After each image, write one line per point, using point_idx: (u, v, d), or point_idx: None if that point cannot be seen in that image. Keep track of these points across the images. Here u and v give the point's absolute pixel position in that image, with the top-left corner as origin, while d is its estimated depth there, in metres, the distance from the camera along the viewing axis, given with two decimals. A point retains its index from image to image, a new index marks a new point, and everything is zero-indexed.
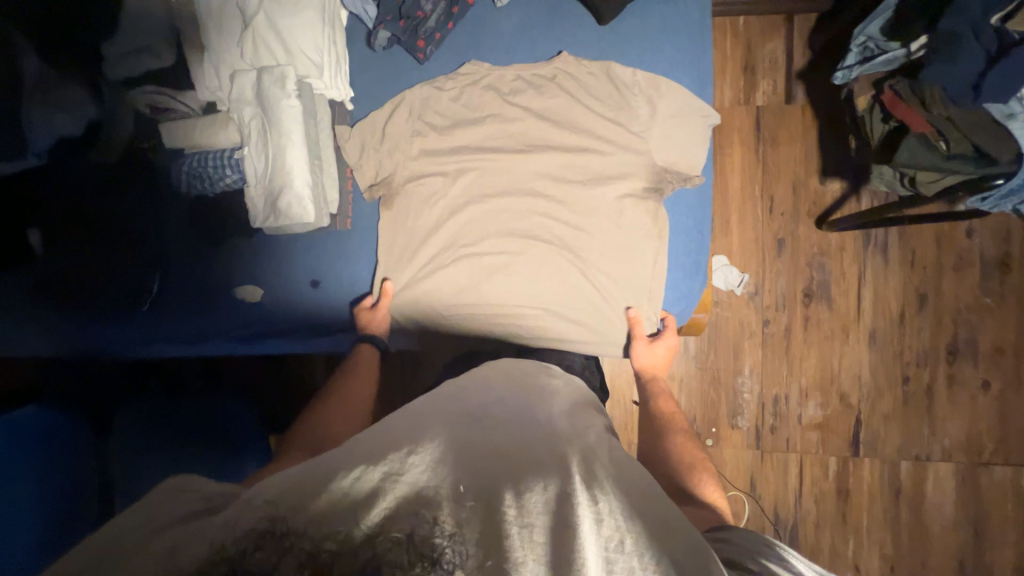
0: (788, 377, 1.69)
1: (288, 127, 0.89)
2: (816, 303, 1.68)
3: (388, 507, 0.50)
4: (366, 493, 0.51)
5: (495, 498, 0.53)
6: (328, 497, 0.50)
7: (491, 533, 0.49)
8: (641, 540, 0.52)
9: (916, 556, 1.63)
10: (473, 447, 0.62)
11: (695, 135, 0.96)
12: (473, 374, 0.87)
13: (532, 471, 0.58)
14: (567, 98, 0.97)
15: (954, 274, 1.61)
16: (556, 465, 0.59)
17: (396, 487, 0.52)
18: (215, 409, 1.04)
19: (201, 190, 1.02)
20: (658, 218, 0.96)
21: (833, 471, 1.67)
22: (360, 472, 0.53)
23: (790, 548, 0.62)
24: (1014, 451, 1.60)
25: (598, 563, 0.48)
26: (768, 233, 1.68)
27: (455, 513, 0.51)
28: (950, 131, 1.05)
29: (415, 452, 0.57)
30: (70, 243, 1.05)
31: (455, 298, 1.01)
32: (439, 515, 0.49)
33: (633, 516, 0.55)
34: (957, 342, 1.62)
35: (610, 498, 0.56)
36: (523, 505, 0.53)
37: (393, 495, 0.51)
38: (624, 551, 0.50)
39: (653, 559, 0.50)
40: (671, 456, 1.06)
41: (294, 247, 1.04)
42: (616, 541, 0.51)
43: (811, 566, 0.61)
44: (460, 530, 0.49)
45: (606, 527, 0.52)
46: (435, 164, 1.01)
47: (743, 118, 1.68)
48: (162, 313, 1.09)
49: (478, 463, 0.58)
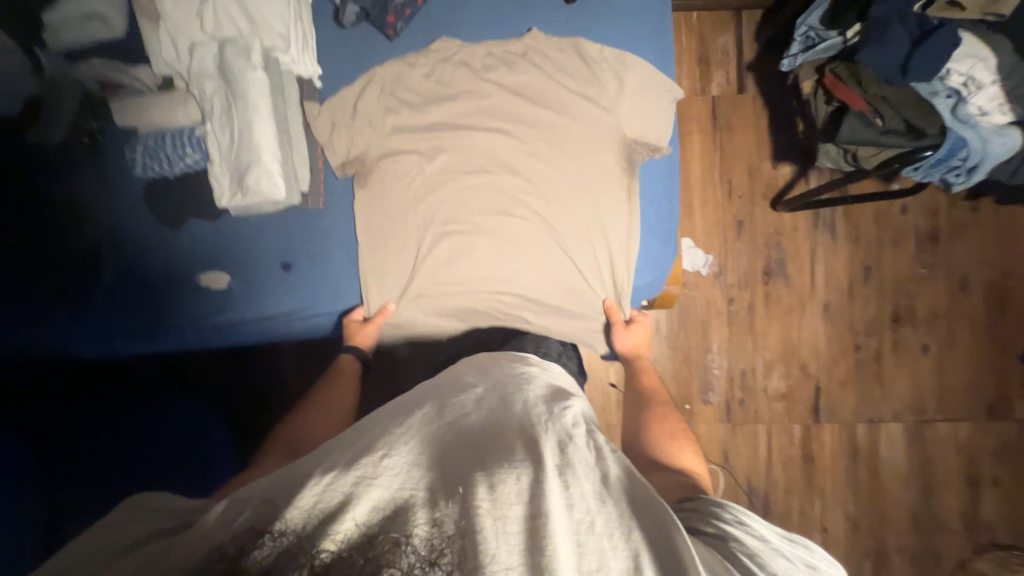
0: (753, 351, 1.78)
1: (254, 99, 0.87)
2: (775, 279, 1.78)
3: (365, 513, 0.56)
4: (342, 501, 0.57)
5: (467, 493, 0.59)
6: (301, 508, 0.56)
7: (465, 526, 0.56)
8: (611, 522, 0.59)
9: (874, 512, 1.74)
10: (448, 444, 0.67)
11: (661, 108, 1.00)
12: (450, 369, 0.92)
13: (501, 461, 0.63)
14: (538, 73, 1.00)
15: (893, 248, 1.76)
16: (523, 454, 0.64)
17: (371, 491, 0.58)
18: (181, 417, 0.97)
19: (157, 171, 0.97)
20: (631, 188, 1.00)
21: (798, 438, 1.77)
22: (330, 480, 0.58)
23: (746, 511, 0.69)
24: (953, 408, 1.75)
25: (570, 551, 0.55)
26: (729, 215, 1.78)
27: (427, 512, 0.58)
28: (885, 109, 1.13)
29: (388, 455, 0.63)
30: (12, 242, 0.98)
31: (434, 275, 1.01)
32: (416, 516, 0.57)
33: (604, 497, 0.62)
34: (898, 310, 1.76)
35: (582, 482, 0.62)
36: (495, 497, 0.58)
37: (370, 500, 0.57)
38: (593, 532, 0.58)
39: (622, 538, 0.58)
40: (650, 431, 1.06)
41: (263, 228, 0.99)
42: (588, 524, 0.58)
43: (765, 525, 0.67)
44: (437, 524, 0.56)
45: (577, 511, 0.59)
46: (409, 140, 1.00)
47: (701, 107, 1.78)
48: (114, 304, 1.01)
49: (451, 461, 0.64)
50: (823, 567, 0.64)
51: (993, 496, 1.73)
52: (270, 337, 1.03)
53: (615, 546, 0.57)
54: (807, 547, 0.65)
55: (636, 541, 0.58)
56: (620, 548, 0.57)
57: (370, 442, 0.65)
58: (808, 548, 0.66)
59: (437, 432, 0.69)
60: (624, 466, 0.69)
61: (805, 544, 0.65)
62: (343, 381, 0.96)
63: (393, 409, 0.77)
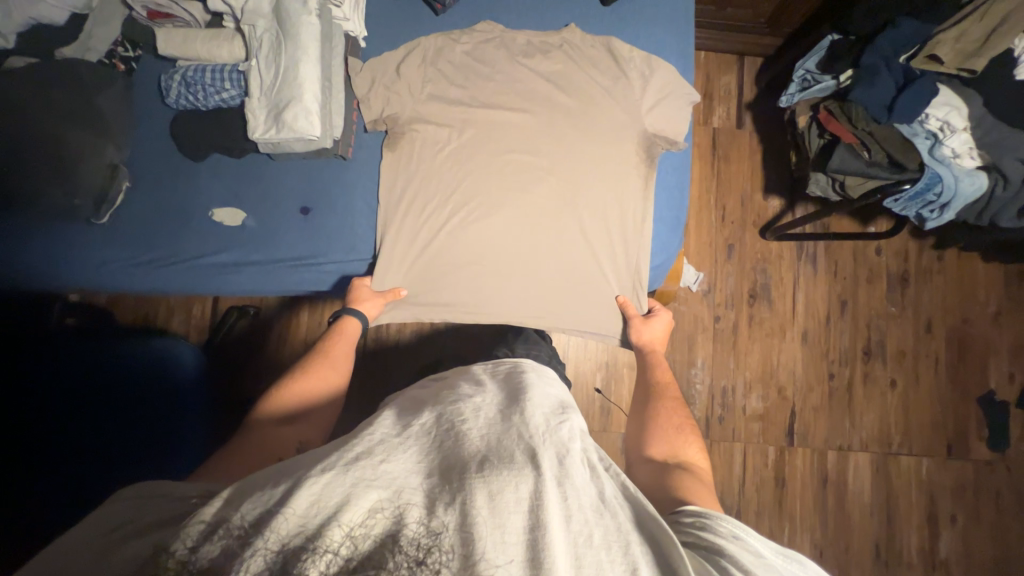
0: (735, 370, 1.84)
1: (305, 42, 0.91)
2: (759, 303, 1.87)
3: (359, 522, 0.48)
4: (338, 506, 0.49)
5: (463, 496, 0.51)
6: (299, 505, 0.49)
7: (464, 537, 0.48)
8: (609, 535, 0.53)
9: (840, 541, 1.77)
10: (445, 446, 0.59)
11: (681, 109, 1.08)
12: (452, 369, 0.87)
13: (499, 465, 0.55)
14: (570, 64, 1.07)
15: (867, 285, 1.89)
16: (525, 460, 0.56)
17: (367, 495, 0.50)
18: (172, 416, 1.02)
19: (191, 102, 0.98)
20: (648, 178, 1.05)
21: (772, 460, 1.80)
22: (327, 480, 0.50)
23: (744, 526, 0.61)
24: (915, 443, 1.83)
25: (567, 565, 0.49)
26: (720, 238, 1.88)
27: (425, 516, 0.50)
28: (871, 144, 1.26)
29: (386, 457, 0.55)
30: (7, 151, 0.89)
31: (449, 236, 1.03)
32: (414, 525, 0.49)
33: (604, 510, 0.56)
34: (870, 344, 1.87)
35: (582, 495, 0.56)
36: (494, 505, 0.51)
37: (366, 505, 0.49)
38: (592, 546, 0.52)
39: (620, 553, 0.52)
40: (653, 415, 0.95)
41: (289, 170, 1.01)
42: (585, 537, 0.52)
43: (762, 541, 0.60)
44: (437, 534, 0.49)
45: (575, 522, 0.53)
46: (442, 107, 1.05)
47: (702, 135, 1.91)
48: (121, 230, 1.02)
49: (449, 464, 0.56)
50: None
51: (950, 533, 1.79)
52: (274, 282, 1.02)
53: (613, 560, 0.52)
54: (803, 563, 0.58)
55: (634, 556, 0.52)
56: (617, 560, 0.52)
57: (361, 440, 0.57)
58: (803, 563, 0.59)
59: (433, 433, 0.61)
60: (625, 484, 0.62)
61: (800, 560, 0.58)
62: (343, 347, 0.95)
63: (388, 407, 0.69)
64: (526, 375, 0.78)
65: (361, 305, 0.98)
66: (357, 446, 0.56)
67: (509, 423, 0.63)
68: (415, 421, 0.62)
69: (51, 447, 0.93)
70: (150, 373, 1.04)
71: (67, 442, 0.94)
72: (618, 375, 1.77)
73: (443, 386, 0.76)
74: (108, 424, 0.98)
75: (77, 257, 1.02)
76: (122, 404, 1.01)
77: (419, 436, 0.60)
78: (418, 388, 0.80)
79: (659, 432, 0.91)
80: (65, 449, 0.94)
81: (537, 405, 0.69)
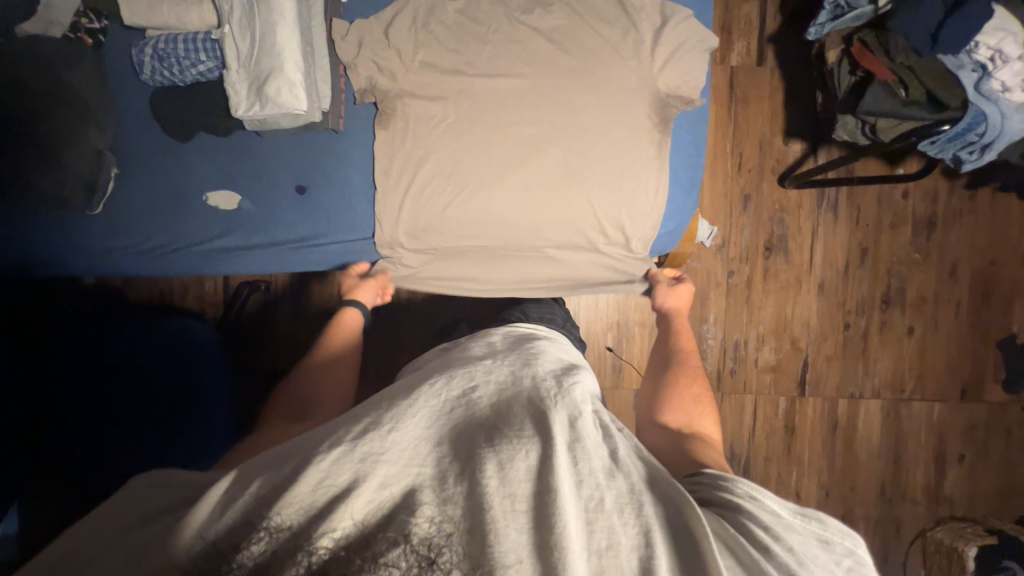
0: (748, 324, 1.82)
1: (279, 2, 0.82)
2: (775, 255, 1.81)
3: (368, 499, 0.50)
4: (347, 484, 0.51)
5: (474, 469, 0.54)
6: (308, 485, 0.50)
7: (474, 506, 0.51)
8: (621, 498, 0.55)
9: (846, 481, 1.83)
10: (454, 417, 0.61)
11: (698, 60, 0.96)
12: (446, 348, 0.88)
13: (508, 435, 0.57)
14: (573, 16, 0.94)
15: (891, 231, 1.81)
16: (533, 430, 0.58)
17: (376, 469, 0.52)
18: (189, 395, 1.03)
19: (167, 77, 0.92)
20: (662, 148, 0.96)
21: (782, 410, 1.83)
22: (335, 456, 0.52)
23: (759, 487, 0.63)
24: (929, 387, 1.84)
25: (579, 529, 0.51)
26: (736, 188, 1.78)
27: (437, 491, 0.52)
28: (909, 79, 1.14)
29: (395, 427, 0.56)
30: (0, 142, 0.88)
31: (449, 203, 0.95)
32: (422, 500, 0.51)
33: (615, 473, 0.57)
34: (889, 292, 1.82)
35: (592, 459, 0.57)
36: (504, 473, 0.53)
37: (375, 482, 0.51)
38: (602, 511, 0.54)
39: (632, 514, 0.54)
40: (672, 383, 0.98)
41: (279, 147, 0.96)
42: (596, 502, 0.54)
43: (779, 501, 0.62)
44: (445, 506, 0.52)
45: (586, 488, 0.55)
46: (432, 73, 0.94)
47: (719, 76, 1.75)
48: (119, 220, 1.00)
49: (457, 436, 0.58)
50: (837, 539, 0.59)
51: (956, 471, 1.84)
52: (280, 264, 1.00)
53: (625, 523, 0.53)
54: (822, 522, 0.59)
55: (647, 517, 0.54)
56: (628, 524, 0.53)
57: (368, 414, 0.58)
58: (823, 521, 0.60)
59: (443, 401, 0.63)
60: (636, 451, 0.65)
61: (820, 518, 0.60)
62: (347, 335, 0.98)
63: (400, 378, 0.71)
64: (538, 345, 0.81)
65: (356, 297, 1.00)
66: (366, 421, 0.57)
67: (519, 392, 0.66)
68: (422, 387, 0.63)
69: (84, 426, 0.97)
70: (164, 354, 1.04)
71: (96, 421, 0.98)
72: (628, 334, 1.77)
73: (451, 354, 0.79)
74: (131, 404, 1.00)
75: (76, 237, 0.99)
76: (138, 384, 1.01)
77: (428, 403, 0.61)
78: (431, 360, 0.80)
79: (676, 400, 0.94)
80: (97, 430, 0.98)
81: (548, 373, 0.72)
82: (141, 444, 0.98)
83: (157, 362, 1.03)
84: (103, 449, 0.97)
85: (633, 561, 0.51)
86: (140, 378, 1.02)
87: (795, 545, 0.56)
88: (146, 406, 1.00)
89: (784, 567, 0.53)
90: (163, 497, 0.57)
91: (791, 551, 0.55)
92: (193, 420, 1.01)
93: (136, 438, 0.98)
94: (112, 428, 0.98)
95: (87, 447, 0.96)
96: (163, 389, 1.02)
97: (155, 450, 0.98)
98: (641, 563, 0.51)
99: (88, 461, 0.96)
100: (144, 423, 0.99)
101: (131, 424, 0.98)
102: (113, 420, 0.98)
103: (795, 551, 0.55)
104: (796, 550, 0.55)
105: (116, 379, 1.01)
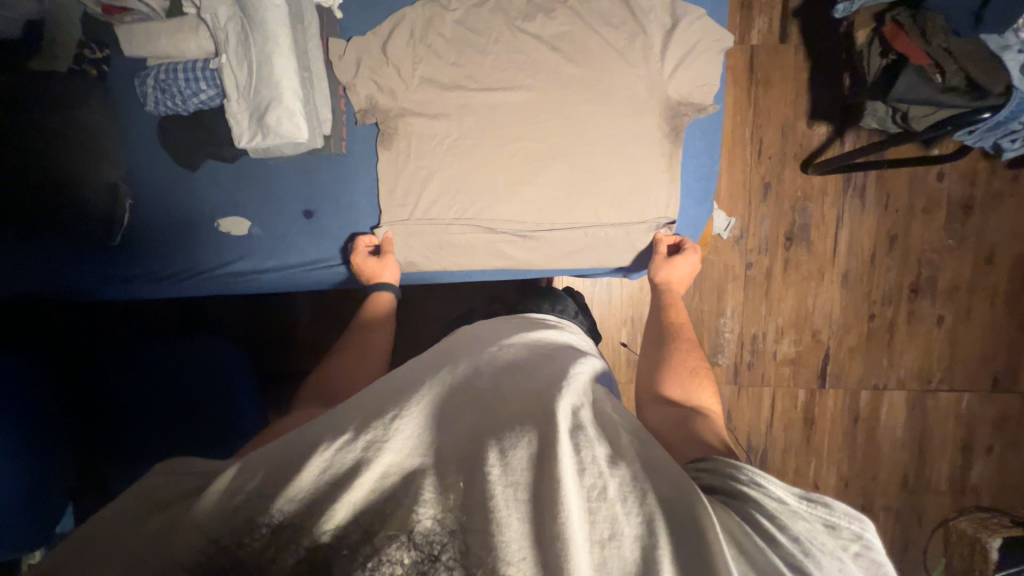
0: (766, 317, 1.77)
1: (274, 29, 0.80)
2: (796, 245, 1.74)
3: (369, 487, 0.51)
4: (350, 468, 0.51)
5: (476, 457, 0.53)
6: (311, 472, 0.51)
7: (475, 495, 0.51)
8: (624, 487, 0.52)
9: (867, 473, 1.81)
10: (460, 405, 0.61)
11: (712, 62, 0.91)
12: (451, 332, 0.89)
13: (510, 425, 0.56)
14: (577, 21, 0.90)
15: (923, 217, 1.71)
16: (534, 420, 0.57)
17: (380, 457, 0.52)
18: (215, 392, 1.06)
19: (170, 107, 0.91)
20: (673, 158, 0.93)
21: (802, 402, 1.80)
22: (340, 444, 0.52)
23: (764, 472, 0.57)
24: (958, 377, 1.77)
25: (582, 520, 0.49)
26: (756, 177, 1.71)
27: (439, 479, 0.52)
28: (946, 63, 1.05)
29: (399, 416, 0.56)
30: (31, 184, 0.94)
31: (453, 222, 0.94)
32: (424, 488, 0.52)
33: (618, 461, 0.54)
34: (919, 280, 1.74)
35: (595, 447, 0.55)
36: (506, 463, 0.52)
37: (378, 469, 0.51)
38: (606, 499, 0.51)
39: (636, 503, 0.51)
40: (669, 357, 0.87)
41: (286, 172, 0.97)
42: (599, 490, 0.51)
43: (784, 486, 0.56)
44: (446, 495, 0.51)
45: (588, 476, 0.52)
46: (433, 90, 0.91)
47: (738, 57, 1.66)
48: (132, 246, 1.00)
49: (461, 424, 0.58)
50: (846, 524, 0.52)
51: (984, 462, 1.80)
52: (290, 286, 1.02)
53: (628, 512, 0.50)
54: (830, 506, 0.53)
55: (650, 505, 0.51)
56: (631, 513, 0.50)
57: (374, 404, 0.58)
58: (831, 506, 0.53)
59: (448, 391, 0.63)
60: (634, 431, 0.62)
61: (825, 502, 0.53)
62: (377, 320, 0.90)
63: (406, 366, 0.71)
64: (547, 342, 0.82)
65: (383, 278, 0.94)
66: (370, 411, 0.57)
67: (523, 381, 0.65)
68: (429, 378, 0.64)
69: (122, 428, 1.02)
70: (190, 356, 1.08)
71: (132, 423, 1.02)
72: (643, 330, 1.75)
73: (458, 343, 0.79)
74: (160, 399, 1.04)
75: (88, 254, 0.99)
76: (167, 385, 1.05)
77: (433, 393, 0.61)
78: (439, 348, 0.79)
79: (673, 373, 0.83)
80: (134, 432, 1.02)
81: (552, 363, 0.71)
82: (175, 439, 1.02)
83: (184, 364, 1.07)
84: (142, 448, 1.01)
85: (636, 552, 0.48)
86: (167, 379, 1.06)
87: (802, 534, 0.50)
88: (177, 405, 1.04)
89: (788, 558, 0.48)
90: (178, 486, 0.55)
91: (798, 541, 0.49)
92: (217, 412, 1.04)
93: (173, 433, 1.02)
94: (148, 428, 1.02)
95: (126, 447, 1.01)
96: (190, 388, 1.05)
97: (178, 442, 1.02)
98: (645, 554, 0.48)
99: (131, 460, 1.01)
100: (176, 420, 1.03)
101: (165, 423, 1.03)
102: (148, 421, 1.03)
103: (801, 540, 0.49)
104: (801, 539, 0.50)
105: (146, 376, 1.05)
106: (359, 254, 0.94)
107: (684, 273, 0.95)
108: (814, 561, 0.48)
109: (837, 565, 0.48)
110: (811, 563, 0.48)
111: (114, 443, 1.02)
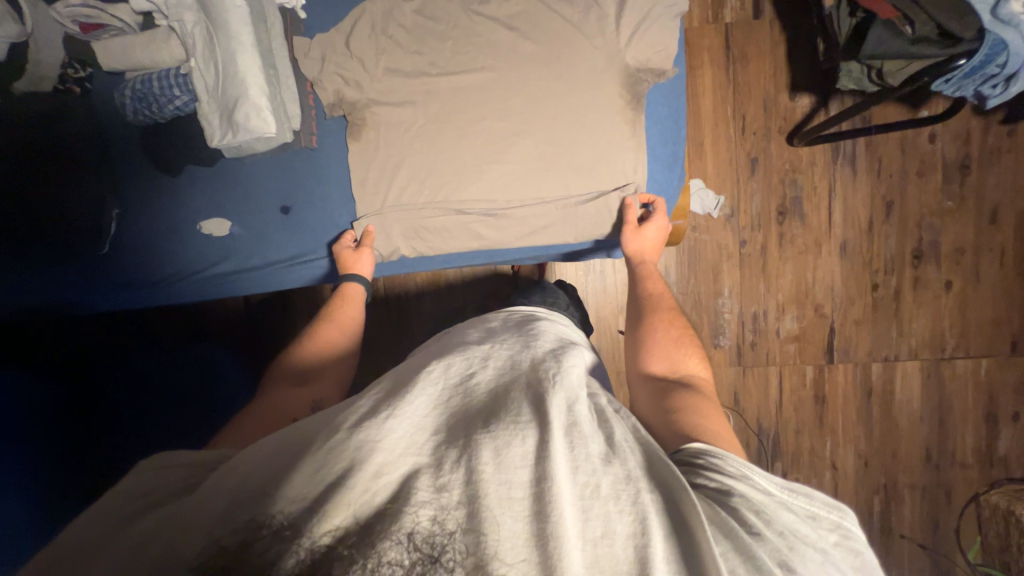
0: (766, 294, 1.73)
1: (236, 28, 0.83)
2: (790, 219, 1.71)
3: (360, 489, 0.47)
4: (341, 471, 0.48)
5: (472, 454, 0.51)
6: (303, 475, 0.49)
7: (472, 493, 0.49)
8: (618, 484, 0.51)
9: (887, 449, 1.74)
10: (454, 402, 0.59)
11: (668, 26, 0.92)
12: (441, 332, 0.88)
13: (504, 420, 0.55)
14: (531, 1, 0.92)
15: (919, 180, 1.67)
16: (530, 415, 0.55)
17: (373, 457, 0.49)
18: (210, 396, 1.08)
19: (148, 115, 0.95)
20: (636, 126, 0.93)
21: (811, 379, 1.75)
22: (331, 446, 0.50)
23: (749, 464, 0.57)
24: (973, 343, 1.71)
25: (573, 517, 0.48)
26: (742, 153, 1.69)
27: (436, 478, 0.49)
28: (915, 14, 1.04)
29: (392, 415, 0.53)
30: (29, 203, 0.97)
31: (426, 206, 0.96)
32: (418, 487, 0.49)
33: (612, 458, 0.54)
34: (921, 245, 1.69)
35: (590, 444, 0.54)
36: (500, 460, 0.51)
37: (370, 469, 0.48)
38: (599, 497, 0.50)
39: (629, 501, 0.50)
40: (650, 330, 0.87)
41: (261, 170, 1.02)
42: (592, 488, 0.51)
43: (768, 477, 0.56)
44: (442, 494, 0.49)
45: (582, 474, 0.51)
46: (397, 79, 0.94)
47: (713, 36, 1.66)
48: (123, 253, 1.04)
49: (456, 422, 0.55)
50: (824, 514, 0.54)
51: (1011, 430, 1.71)
52: (275, 283, 1.06)
53: (620, 511, 0.50)
54: (811, 497, 0.54)
55: (644, 503, 0.50)
56: (624, 511, 0.50)
57: (364, 402, 0.56)
58: (811, 496, 0.55)
59: (441, 388, 0.60)
60: (632, 428, 0.61)
61: (807, 493, 0.54)
62: (352, 305, 0.94)
63: (397, 365, 0.68)
64: (538, 325, 0.80)
65: (357, 270, 0.96)
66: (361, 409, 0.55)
67: (517, 374, 0.63)
68: (422, 373, 0.61)
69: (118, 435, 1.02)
70: (192, 367, 1.11)
71: (129, 431, 1.02)
72: None
73: (447, 341, 0.77)
74: (156, 406, 1.05)
75: (87, 269, 1.04)
76: (165, 392, 1.07)
77: (425, 390, 0.59)
78: (427, 347, 0.78)
79: (659, 347, 0.84)
80: (132, 438, 1.02)
81: (545, 353, 0.69)
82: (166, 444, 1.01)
83: (183, 371, 1.10)
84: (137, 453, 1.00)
85: (629, 551, 0.47)
86: (167, 385, 1.07)
87: (787, 528, 0.51)
88: (173, 410, 1.05)
89: (775, 553, 0.49)
90: (169, 479, 0.55)
91: (783, 535, 0.50)
92: (212, 416, 1.06)
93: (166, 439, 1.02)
94: (143, 434, 1.02)
95: (121, 453, 1.00)
96: (188, 393, 1.07)
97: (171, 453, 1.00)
98: (637, 554, 0.47)
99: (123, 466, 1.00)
100: (171, 424, 1.04)
101: (161, 429, 1.03)
102: (144, 428, 1.03)
103: (787, 534, 0.50)
104: (787, 533, 0.51)
105: (149, 382, 1.07)
106: (340, 248, 0.98)
107: (655, 237, 0.95)
108: (799, 555, 0.49)
109: (819, 557, 0.50)
110: (796, 557, 0.49)
111: (114, 451, 1.00)
